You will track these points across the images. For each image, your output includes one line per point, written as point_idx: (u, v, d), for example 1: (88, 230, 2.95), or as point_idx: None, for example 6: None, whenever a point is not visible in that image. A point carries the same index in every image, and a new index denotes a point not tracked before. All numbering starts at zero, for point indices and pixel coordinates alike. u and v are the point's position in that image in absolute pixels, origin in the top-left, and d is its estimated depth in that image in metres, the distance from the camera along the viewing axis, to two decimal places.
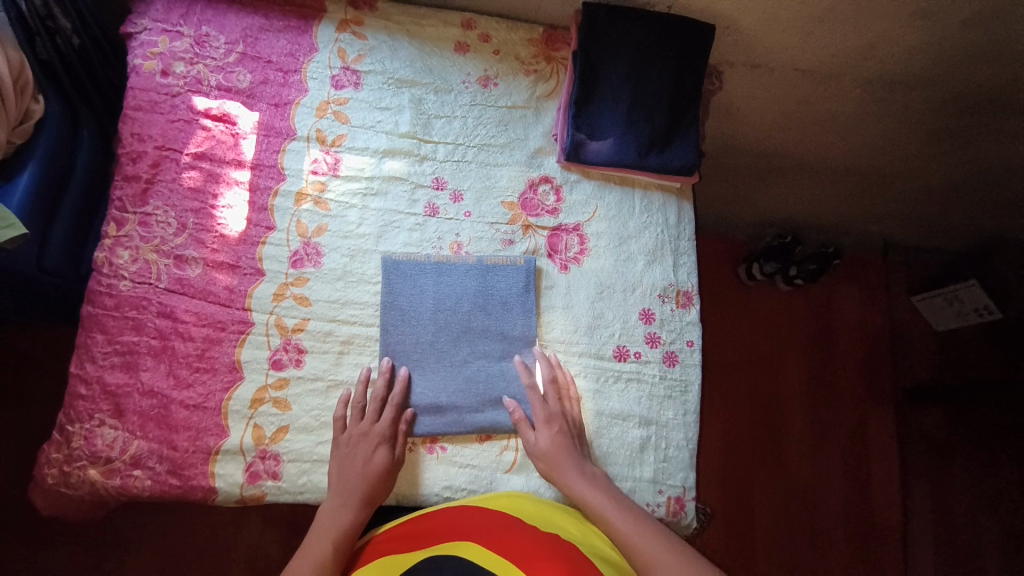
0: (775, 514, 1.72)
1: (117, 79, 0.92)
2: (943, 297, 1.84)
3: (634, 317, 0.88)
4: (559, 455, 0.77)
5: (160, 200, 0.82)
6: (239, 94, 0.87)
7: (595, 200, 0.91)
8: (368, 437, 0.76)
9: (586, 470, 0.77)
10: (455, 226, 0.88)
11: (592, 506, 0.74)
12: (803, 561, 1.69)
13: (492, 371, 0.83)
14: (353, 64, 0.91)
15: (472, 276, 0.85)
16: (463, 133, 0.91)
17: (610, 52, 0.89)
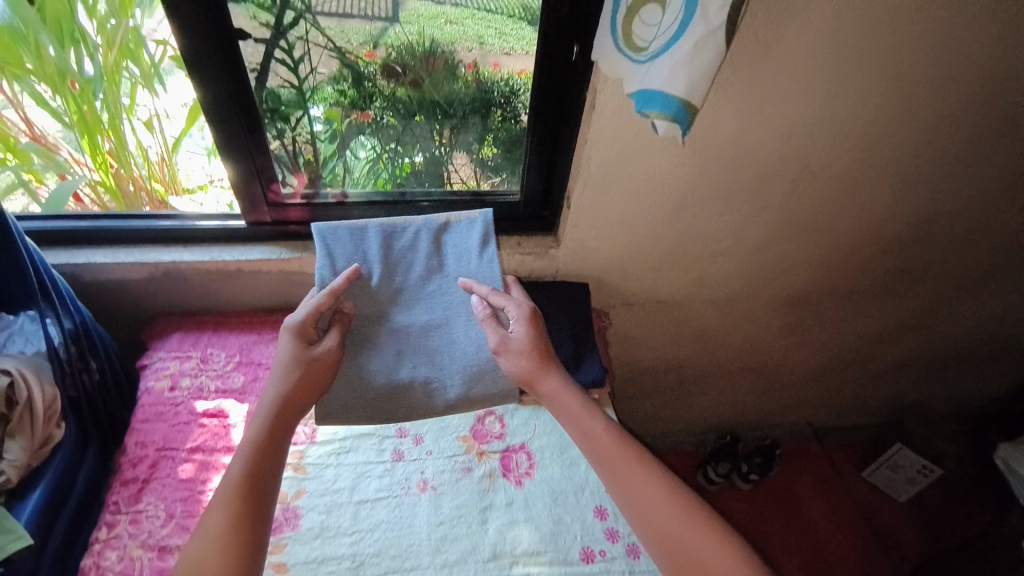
0: None
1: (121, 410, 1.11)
2: (886, 466, 2.01)
3: (590, 516, 0.97)
4: (533, 356, 0.97)
5: (153, 495, 0.92)
6: (234, 392, 1.07)
7: (533, 421, 1.10)
8: (295, 362, 0.89)
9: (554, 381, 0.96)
10: (411, 227, 1.03)
11: (571, 416, 0.94)
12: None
13: (442, 338, 1.02)
14: None
15: (421, 235, 1.03)
16: None
17: None
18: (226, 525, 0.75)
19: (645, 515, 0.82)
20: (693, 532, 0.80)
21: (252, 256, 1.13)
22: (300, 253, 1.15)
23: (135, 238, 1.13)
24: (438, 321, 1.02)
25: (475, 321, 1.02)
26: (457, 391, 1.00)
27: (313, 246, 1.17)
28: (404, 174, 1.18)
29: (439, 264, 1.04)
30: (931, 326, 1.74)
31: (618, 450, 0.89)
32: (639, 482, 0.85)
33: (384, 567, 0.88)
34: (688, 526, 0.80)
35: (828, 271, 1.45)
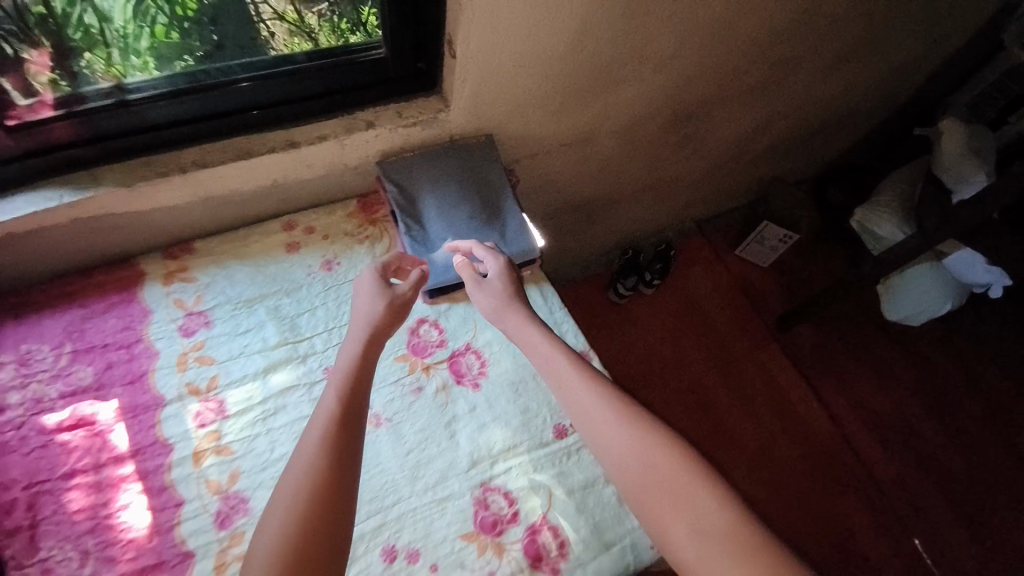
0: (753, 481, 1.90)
1: None
2: (755, 242, 2.22)
3: (554, 393, 0.96)
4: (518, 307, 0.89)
5: (49, 539, 0.74)
6: (88, 391, 0.82)
7: (472, 317, 1.00)
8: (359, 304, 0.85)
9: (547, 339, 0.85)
10: (437, 152, 1.02)
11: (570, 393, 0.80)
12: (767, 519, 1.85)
13: (487, 221, 1.01)
14: (194, 306, 0.91)
15: (448, 155, 1.02)
16: (330, 317, 0.94)
17: (422, 191, 1.00)
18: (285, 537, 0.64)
19: (653, 489, 0.72)
20: (706, 504, 0.69)
21: (21, 212, 0.77)
22: (90, 191, 0.80)
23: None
24: (482, 205, 1.02)
25: (499, 204, 1.03)
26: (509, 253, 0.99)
27: (106, 174, 0.81)
28: (192, 14, 0.77)
29: (464, 170, 1.02)
30: (802, 107, 1.80)
31: (610, 409, 0.78)
32: (645, 449, 0.74)
33: (368, 511, 0.84)
34: (699, 497, 0.70)
35: (722, 75, 1.37)
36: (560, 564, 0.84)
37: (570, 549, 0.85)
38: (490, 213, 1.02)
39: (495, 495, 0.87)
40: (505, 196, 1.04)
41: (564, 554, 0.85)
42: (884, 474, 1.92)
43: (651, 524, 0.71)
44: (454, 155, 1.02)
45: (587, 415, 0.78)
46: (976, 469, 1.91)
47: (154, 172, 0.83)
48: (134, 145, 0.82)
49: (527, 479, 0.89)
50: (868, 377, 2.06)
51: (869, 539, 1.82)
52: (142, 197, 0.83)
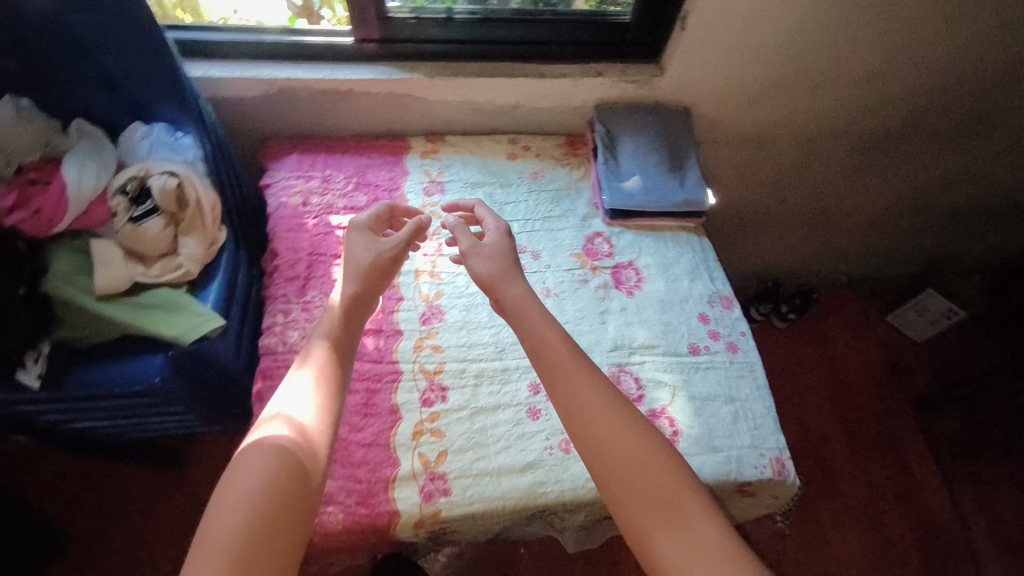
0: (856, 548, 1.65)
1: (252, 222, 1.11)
2: (914, 310, 2.03)
3: (693, 319, 1.10)
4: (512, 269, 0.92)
5: (316, 289, 1.03)
6: (361, 210, 1.13)
7: (638, 243, 1.18)
8: (357, 246, 0.93)
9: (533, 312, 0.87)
10: (642, 109, 1.24)
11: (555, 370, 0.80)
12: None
13: (669, 169, 1.19)
14: (437, 177, 1.20)
15: (652, 113, 1.23)
16: (528, 212, 1.19)
17: (624, 133, 1.21)
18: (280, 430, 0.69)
19: (638, 496, 0.69)
20: (690, 517, 0.68)
21: (363, 76, 1.08)
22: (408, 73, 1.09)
23: (243, 57, 1.08)
24: (668, 156, 1.20)
25: (682, 160, 1.20)
26: (682, 197, 1.16)
27: (418, 66, 1.11)
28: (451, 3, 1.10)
29: (661, 127, 1.22)
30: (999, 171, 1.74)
31: (586, 384, 0.78)
32: (638, 456, 0.72)
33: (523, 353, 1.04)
34: (690, 509, 0.68)
35: (912, 106, 1.43)
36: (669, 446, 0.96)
37: (682, 438, 0.97)
38: (674, 164, 1.20)
39: (628, 376, 1.03)
40: (689, 155, 1.21)
41: (675, 440, 0.97)
42: None
43: (634, 527, 0.69)
44: (655, 114, 1.24)
45: (569, 391, 0.77)
46: None
47: (450, 71, 1.12)
48: (441, 52, 1.13)
49: (655, 374, 1.04)
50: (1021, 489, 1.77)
51: None
52: (433, 86, 1.12)
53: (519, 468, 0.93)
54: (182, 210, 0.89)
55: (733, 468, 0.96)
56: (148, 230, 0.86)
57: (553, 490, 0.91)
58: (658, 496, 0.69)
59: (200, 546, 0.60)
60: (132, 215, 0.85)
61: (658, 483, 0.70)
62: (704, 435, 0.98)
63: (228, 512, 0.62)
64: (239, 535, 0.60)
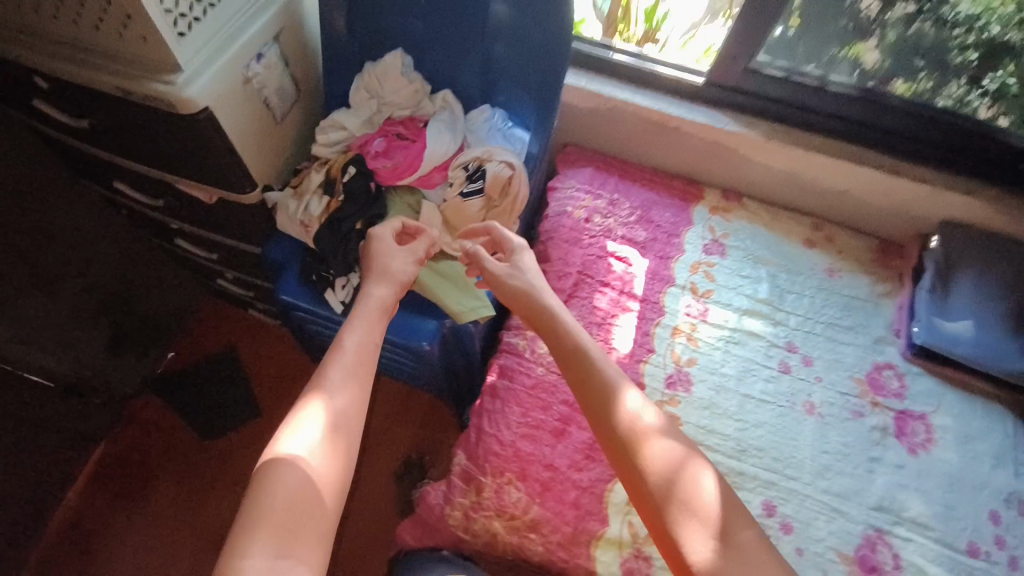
0: None
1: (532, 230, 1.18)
2: None
3: (980, 513, 0.88)
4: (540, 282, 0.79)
5: (574, 310, 1.01)
6: (636, 245, 1.09)
7: (937, 395, 0.98)
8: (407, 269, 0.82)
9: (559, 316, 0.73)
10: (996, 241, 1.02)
11: (568, 366, 0.67)
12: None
13: (1007, 324, 0.97)
14: (720, 238, 1.11)
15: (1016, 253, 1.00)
16: (812, 310, 1.05)
17: (967, 264, 1.01)
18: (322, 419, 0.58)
19: (665, 493, 0.55)
20: (733, 523, 0.53)
21: (698, 120, 1.04)
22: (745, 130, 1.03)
23: (585, 68, 1.09)
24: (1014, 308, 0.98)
25: None
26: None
27: (759, 125, 1.03)
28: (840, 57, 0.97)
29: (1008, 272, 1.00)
30: None
31: (596, 361, 0.66)
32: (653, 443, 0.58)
33: (765, 464, 0.91)
34: (732, 509, 0.55)
35: None
36: None
37: None
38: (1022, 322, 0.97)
39: (888, 549, 0.86)
40: None
41: None
42: None
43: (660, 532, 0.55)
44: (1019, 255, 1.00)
45: (580, 376, 0.65)
46: None
47: (790, 142, 1.03)
48: (789, 116, 1.03)
49: (918, 559, 0.85)
50: None
51: None
52: (765, 149, 1.04)
53: None
54: (501, 199, 0.92)
55: None
56: (471, 206, 0.91)
57: None
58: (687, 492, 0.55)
59: (257, 513, 0.50)
60: (464, 189, 0.91)
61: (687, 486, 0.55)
62: None
63: (283, 474, 0.53)
64: (293, 497, 0.52)
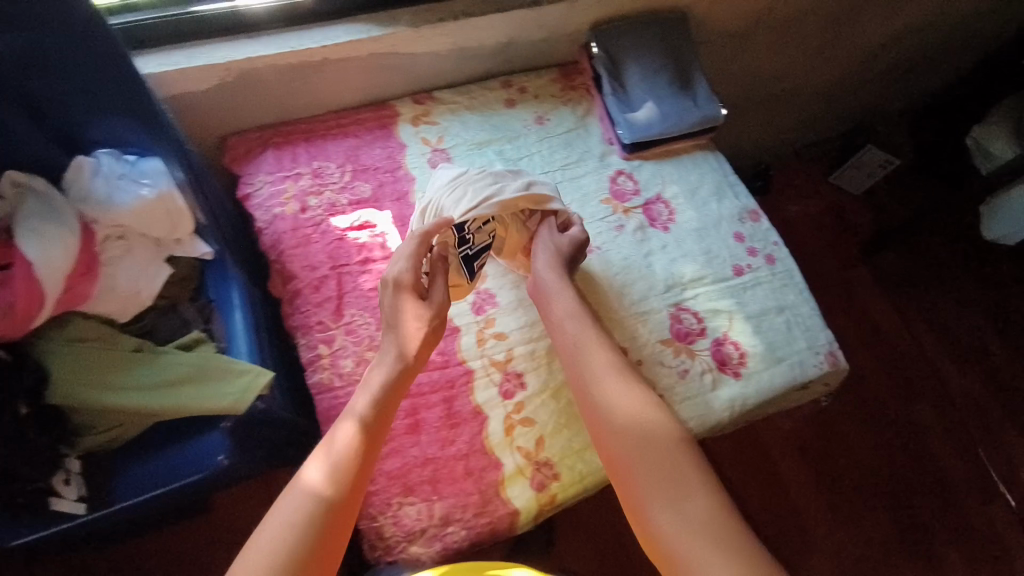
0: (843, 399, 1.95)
1: (259, 256, 1.05)
2: (854, 168, 2.18)
3: (730, 240, 1.11)
4: (564, 291, 0.93)
5: (353, 306, 0.91)
6: (369, 202, 0.98)
7: (660, 174, 1.14)
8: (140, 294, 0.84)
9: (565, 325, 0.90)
10: (638, 24, 1.13)
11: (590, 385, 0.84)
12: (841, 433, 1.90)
13: (670, 91, 1.12)
14: (438, 144, 1.06)
15: (650, 29, 1.13)
16: (545, 163, 1.10)
17: (627, 55, 1.12)
18: (304, 513, 0.66)
19: (637, 463, 0.76)
20: (683, 481, 0.74)
21: (340, 39, 0.94)
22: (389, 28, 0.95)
23: (193, 35, 0.92)
24: (668, 76, 1.12)
25: (690, 79, 1.14)
26: (696, 117, 1.11)
27: (401, 18, 0.97)
28: None
29: (654, 48, 1.13)
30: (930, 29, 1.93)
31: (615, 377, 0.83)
32: (642, 424, 0.79)
33: None
34: (688, 484, 0.73)
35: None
36: (740, 369, 1.01)
37: (749, 359, 1.02)
38: (674, 84, 1.12)
39: (688, 317, 1.03)
40: (694, 73, 1.14)
41: (743, 362, 1.02)
42: (957, 388, 2.00)
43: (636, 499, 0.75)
44: (652, 28, 1.13)
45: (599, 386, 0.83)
46: None
47: (435, 16, 0.99)
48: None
49: (710, 303, 1.05)
50: (947, 301, 2.14)
51: (940, 446, 1.90)
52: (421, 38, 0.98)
53: None
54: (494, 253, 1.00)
55: (799, 372, 1.02)
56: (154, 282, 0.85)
57: None
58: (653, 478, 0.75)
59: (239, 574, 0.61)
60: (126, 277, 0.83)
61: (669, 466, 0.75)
62: (767, 349, 1.03)
63: (262, 541, 0.63)
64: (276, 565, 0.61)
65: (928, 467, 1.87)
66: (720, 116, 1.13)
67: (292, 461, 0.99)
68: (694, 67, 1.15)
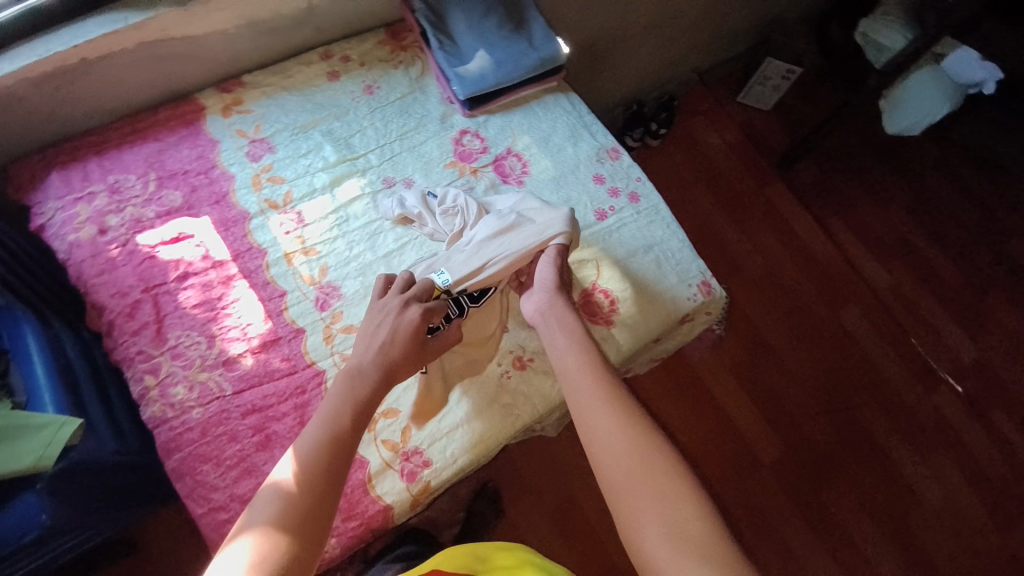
0: (773, 321, 1.89)
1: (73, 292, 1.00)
2: (757, 84, 2.11)
3: (591, 184, 1.06)
4: (554, 292, 0.87)
5: (176, 328, 0.86)
6: (181, 211, 0.92)
7: (508, 126, 1.07)
8: None
9: (561, 318, 0.84)
10: None
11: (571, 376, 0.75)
12: (776, 351, 1.86)
13: (504, 34, 1.03)
14: (256, 135, 0.99)
15: None
16: (380, 135, 1.02)
17: (450, 4, 1.04)
18: (267, 531, 0.58)
19: (627, 470, 0.64)
20: (690, 507, 0.60)
21: (94, 33, 0.86)
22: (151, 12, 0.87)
23: None
24: (500, 18, 1.04)
25: (525, 19, 1.06)
26: (535, 59, 1.04)
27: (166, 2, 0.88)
28: None
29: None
30: None
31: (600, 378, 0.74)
32: (641, 423, 0.68)
33: None
34: (685, 504, 0.60)
35: None
36: (612, 316, 0.97)
37: (620, 303, 0.98)
38: (507, 27, 1.04)
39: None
40: (529, 14, 1.07)
41: (614, 308, 0.98)
42: (882, 285, 1.98)
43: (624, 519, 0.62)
44: None
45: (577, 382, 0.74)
46: (967, 274, 2.02)
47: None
48: None
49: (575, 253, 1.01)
50: (868, 202, 2.10)
51: (874, 349, 1.88)
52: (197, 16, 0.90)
53: (485, 404, 0.91)
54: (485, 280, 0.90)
55: (673, 307, 1.00)
56: None
57: (524, 411, 0.92)
58: (642, 488, 0.62)
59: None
60: None
61: (662, 475, 0.63)
62: (638, 290, 1.00)
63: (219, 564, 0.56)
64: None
65: (867, 372, 1.85)
66: (563, 54, 1.06)
67: (145, 495, 0.94)
68: (528, 6, 1.07)
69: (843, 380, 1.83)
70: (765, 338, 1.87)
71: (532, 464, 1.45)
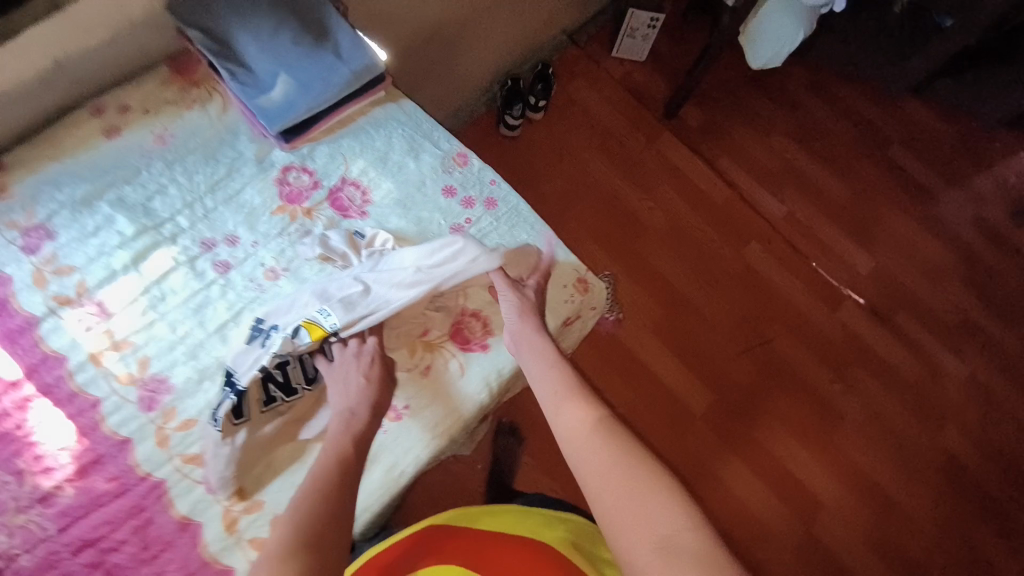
0: (684, 274, 1.89)
1: None
2: (627, 37, 2.05)
3: (442, 199, 0.97)
4: (523, 324, 0.85)
5: None
6: None
7: (337, 151, 0.96)
8: None
9: (532, 347, 0.82)
10: None
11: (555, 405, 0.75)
12: (691, 304, 1.86)
13: (305, 49, 0.90)
14: (29, 222, 0.84)
15: None
16: (184, 192, 0.89)
17: (232, 23, 0.89)
18: None
19: (613, 487, 0.63)
20: (683, 518, 0.58)
21: None
22: None
23: None
24: (296, 31, 0.90)
25: (328, 26, 0.93)
26: (348, 73, 0.91)
27: None
28: None
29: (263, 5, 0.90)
30: None
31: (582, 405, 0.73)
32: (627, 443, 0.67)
33: None
34: (674, 514, 0.59)
35: None
36: (487, 341, 0.93)
37: (494, 327, 0.94)
38: (308, 39, 0.91)
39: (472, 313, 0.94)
40: (331, 16, 0.93)
41: (489, 333, 0.94)
42: (778, 216, 2.02)
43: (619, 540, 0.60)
44: None
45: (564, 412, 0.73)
46: (853, 190, 2.08)
47: None
48: None
49: None
50: (752, 138, 2.11)
51: (782, 282, 1.93)
52: None
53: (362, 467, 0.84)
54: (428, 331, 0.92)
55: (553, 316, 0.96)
56: None
57: (407, 465, 0.85)
58: (631, 506, 0.61)
59: None
60: None
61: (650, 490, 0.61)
62: None
63: None
64: None
65: (776, 307, 1.89)
66: (379, 59, 0.94)
67: None
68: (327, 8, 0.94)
69: (758, 318, 1.87)
70: (682, 292, 1.87)
71: (465, 480, 1.40)
